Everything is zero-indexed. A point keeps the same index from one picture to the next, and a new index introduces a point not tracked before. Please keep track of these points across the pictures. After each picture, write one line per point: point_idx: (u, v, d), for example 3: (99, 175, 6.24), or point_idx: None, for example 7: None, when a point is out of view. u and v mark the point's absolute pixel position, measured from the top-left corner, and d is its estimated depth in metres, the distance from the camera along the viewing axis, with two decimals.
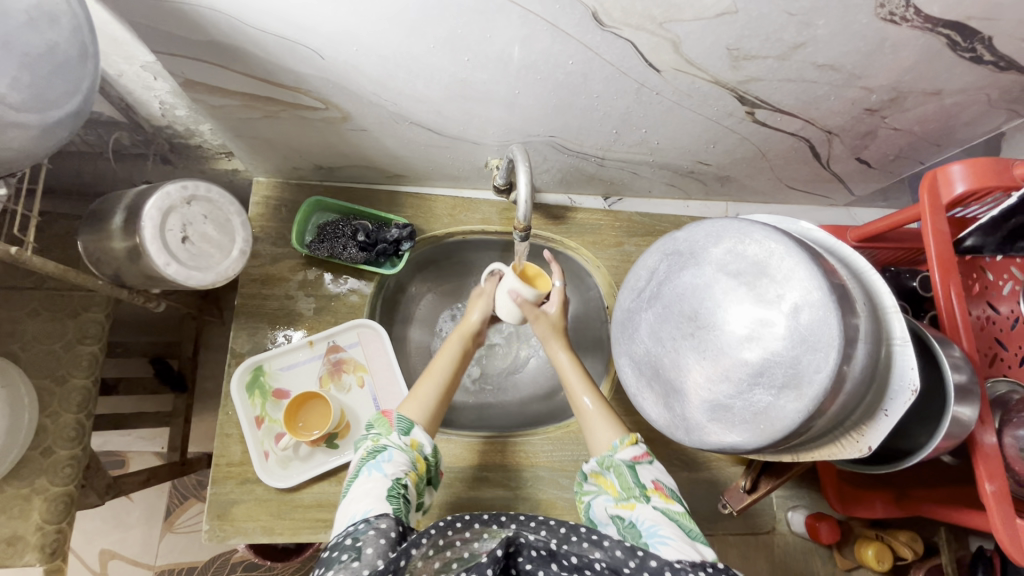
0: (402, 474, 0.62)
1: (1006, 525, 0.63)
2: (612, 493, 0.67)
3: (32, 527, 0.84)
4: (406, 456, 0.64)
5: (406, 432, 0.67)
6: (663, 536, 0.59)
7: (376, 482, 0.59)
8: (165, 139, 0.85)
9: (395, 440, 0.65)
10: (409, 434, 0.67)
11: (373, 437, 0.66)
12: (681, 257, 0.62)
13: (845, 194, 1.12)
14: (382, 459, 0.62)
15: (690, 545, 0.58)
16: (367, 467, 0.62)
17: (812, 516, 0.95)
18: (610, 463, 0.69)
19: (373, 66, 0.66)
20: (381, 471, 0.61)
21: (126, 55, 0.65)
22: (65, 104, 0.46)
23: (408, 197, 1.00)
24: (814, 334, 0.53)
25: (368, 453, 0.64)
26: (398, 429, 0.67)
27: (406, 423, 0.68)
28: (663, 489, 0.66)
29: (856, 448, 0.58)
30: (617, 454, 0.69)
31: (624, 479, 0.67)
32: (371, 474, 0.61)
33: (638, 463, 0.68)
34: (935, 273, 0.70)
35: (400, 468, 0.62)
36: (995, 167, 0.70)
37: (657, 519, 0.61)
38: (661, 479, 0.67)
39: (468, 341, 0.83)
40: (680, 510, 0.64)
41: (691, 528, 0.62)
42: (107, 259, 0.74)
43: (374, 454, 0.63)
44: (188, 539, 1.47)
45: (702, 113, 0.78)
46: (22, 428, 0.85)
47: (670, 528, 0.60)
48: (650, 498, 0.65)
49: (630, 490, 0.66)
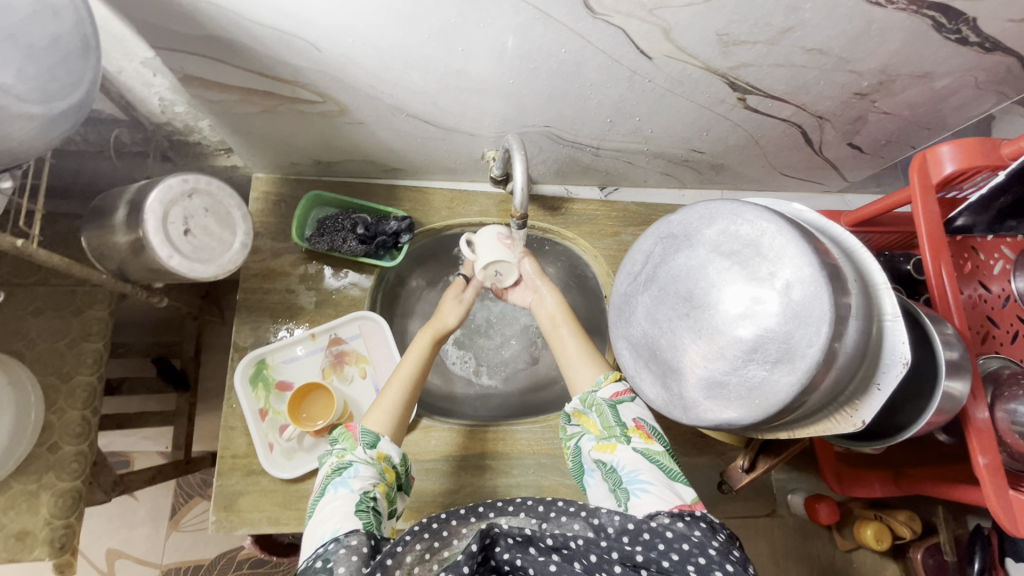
0: (370, 487, 0.62)
1: (1000, 499, 0.64)
2: (594, 432, 0.71)
3: (40, 523, 0.85)
4: (373, 468, 0.64)
5: (372, 445, 0.66)
6: (642, 482, 0.63)
7: (344, 500, 0.60)
8: (165, 136, 0.86)
9: (360, 454, 0.65)
10: (375, 447, 0.66)
11: (338, 452, 0.66)
12: (675, 240, 0.63)
13: (839, 181, 1.14)
14: (349, 474, 0.62)
15: (669, 488, 0.62)
16: (333, 484, 0.62)
17: (811, 498, 0.96)
18: (593, 401, 0.73)
19: (369, 57, 0.67)
20: (347, 487, 0.61)
21: (125, 52, 0.66)
22: (69, 95, 0.47)
23: (406, 190, 1.01)
24: (806, 308, 0.54)
25: (334, 469, 0.64)
26: (364, 442, 0.66)
27: (372, 436, 0.67)
28: (644, 428, 0.69)
29: (850, 423, 0.60)
30: (599, 392, 0.74)
31: (606, 418, 0.71)
32: (336, 492, 0.61)
33: (620, 401, 0.72)
34: (926, 252, 0.71)
35: (367, 482, 0.62)
36: (983, 147, 0.70)
37: (637, 464, 0.65)
38: (643, 418, 0.71)
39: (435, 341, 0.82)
40: (659, 449, 0.68)
41: (669, 468, 0.66)
42: (111, 254, 0.75)
43: (339, 471, 0.63)
44: (194, 537, 1.48)
45: (695, 100, 0.79)
46: (28, 425, 0.85)
47: (649, 472, 0.64)
48: (631, 439, 0.68)
49: (611, 429, 0.70)
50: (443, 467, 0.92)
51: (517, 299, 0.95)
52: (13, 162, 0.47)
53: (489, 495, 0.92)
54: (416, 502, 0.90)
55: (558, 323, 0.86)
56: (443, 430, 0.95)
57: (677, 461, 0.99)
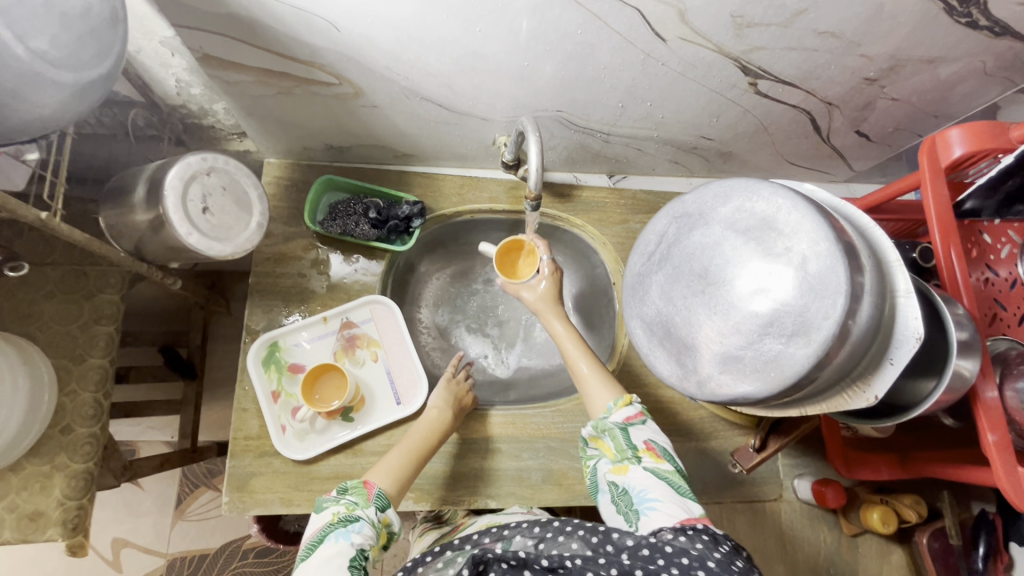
0: (367, 545, 0.65)
1: (1009, 476, 0.65)
2: (608, 456, 0.72)
3: (53, 504, 0.84)
4: (375, 530, 0.68)
5: (381, 509, 0.70)
6: (650, 501, 0.64)
7: (340, 550, 0.63)
8: (179, 120, 0.87)
9: (370, 513, 0.69)
10: (384, 511, 0.71)
11: (349, 504, 0.69)
12: (690, 219, 0.63)
13: (845, 170, 1.14)
14: (353, 528, 0.66)
15: (677, 505, 0.63)
16: (336, 533, 0.65)
17: (818, 482, 0.97)
18: (604, 426, 0.74)
19: (387, 38, 0.67)
20: (348, 540, 0.64)
21: (145, 30, 0.67)
22: (97, 66, 0.49)
23: (416, 176, 1.02)
24: (821, 281, 0.55)
25: (341, 518, 0.67)
26: (376, 504, 0.70)
27: (383, 500, 0.71)
28: (654, 449, 0.70)
29: (862, 398, 0.60)
30: (609, 417, 0.74)
31: (618, 442, 0.72)
32: (337, 541, 0.64)
33: (631, 425, 0.73)
34: (935, 234, 0.72)
35: (367, 540, 0.65)
36: (992, 130, 0.71)
37: (646, 483, 0.66)
38: (653, 439, 0.71)
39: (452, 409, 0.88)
40: (670, 468, 0.69)
41: (680, 486, 0.66)
42: (129, 233, 0.75)
43: (345, 521, 0.66)
44: (200, 526, 1.48)
45: (707, 84, 0.80)
46: (42, 405, 0.85)
47: (657, 490, 0.65)
48: (642, 459, 0.69)
49: (623, 452, 0.71)
50: (454, 450, 0.93)
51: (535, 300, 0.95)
52: (41, 132, 0.48)
53: (499, 478, 0.93)
54: (428, 484, 0.91)
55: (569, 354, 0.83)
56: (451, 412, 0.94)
57: (685, 446, 1.00)
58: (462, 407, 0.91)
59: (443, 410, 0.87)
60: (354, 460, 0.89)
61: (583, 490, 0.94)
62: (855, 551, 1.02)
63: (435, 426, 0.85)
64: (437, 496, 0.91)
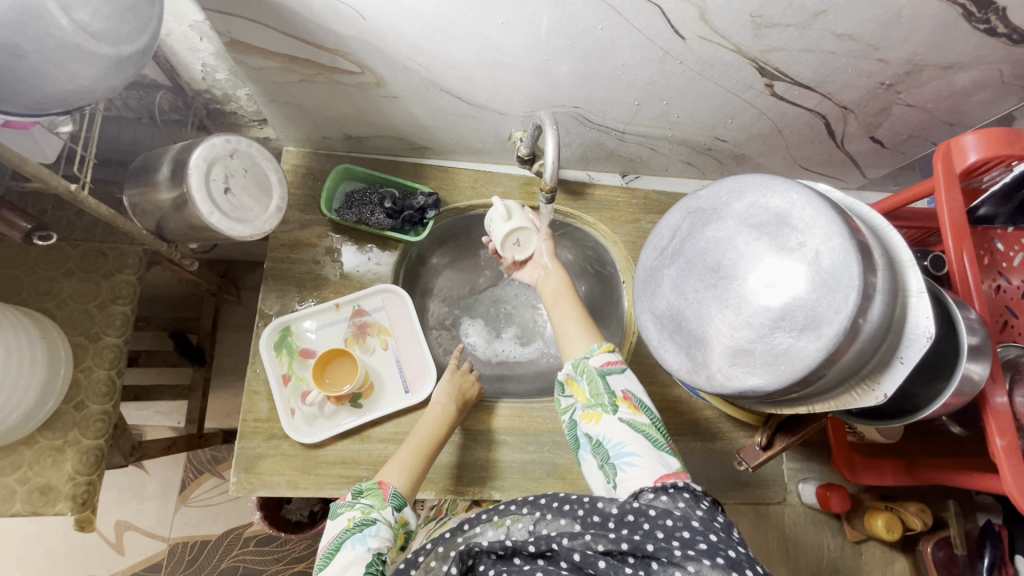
0: (384, 549, 0.66)
1: (1017, 482, 0.64)
2: (582, 401, 0.74)
3: (64, 478, 0.85)
4: (391, 531, 0.69)
5: (398, 508, 0.72)
6: (629, 456, 0.67)
7: (359, 557, 0.63)
8: (203, 105, 0.88)
9: (387, 514, 0.70)
10: (400, 510, 0.72)
11: (364, 506, 0.70)
12: (704, 214, 0.64)
13: (857, 177, 1.15)
14: (370, 532, 0.67)
15: (655, 459, 0.66)
16: (353, 539, 0.66)
17: (823, 487, 0.97)
18: (584, 369, 0.75)
19: (410, 27, 0.68)
20: (365, 545, 0.65)
21: (176, 14, 0.69)
22: (135, 41, 0.52)
23: (432, 170, 1.03)
24: (835, 277, 0.56)
25: (357, 522, 0.68)
26: (392, 504, 0.72)
27: (400, 499, 0.73)
28: (631, 399, 0.72)
29: (871, 397, 0.60)
30: (590, 359, 0.76)
31: (595, 386, 0.73)
32: (354, 547, 0.65)
33: (610, 370, 0.74)
34: (948, 239, 0.72)
35: (384, 543, 0.66)
36: (1008, 137, 0.72)
37: (623, 436, 0.69)
38: (631, 389, 0.73)
39: (458, 403, 0.89)
40: (645, 420, 0.71)
41: (656, 438, 0.69)
42: (151, 211, 0.78)
43: (361, 526, 0.67)
44: (202, 512, 1.48)
45: (724, 85, 0.81)
46: (57, 380, 0.85)
47: (635, 444, 0.68)
48: (618, 409, 0.71)
49: (599, 397, 0.72)
50: (459, 441, 0.94)
51: (524, 276, 0.94)
52: (81, 100, 0.52)
53: (503, 471, 0.93)
54: (433, 473, 0.91)
55: (559, 297, 0.87)
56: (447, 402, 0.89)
57: (691, 446, 1.00)
58: (467, 399, 0.91)
59: (444, 402, 0.88)
60: (361, 446, 0.89)
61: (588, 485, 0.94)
62: (858, 558, 1.01)
63: (442, 419, 0.85)
64: (442, 486, 0.91)
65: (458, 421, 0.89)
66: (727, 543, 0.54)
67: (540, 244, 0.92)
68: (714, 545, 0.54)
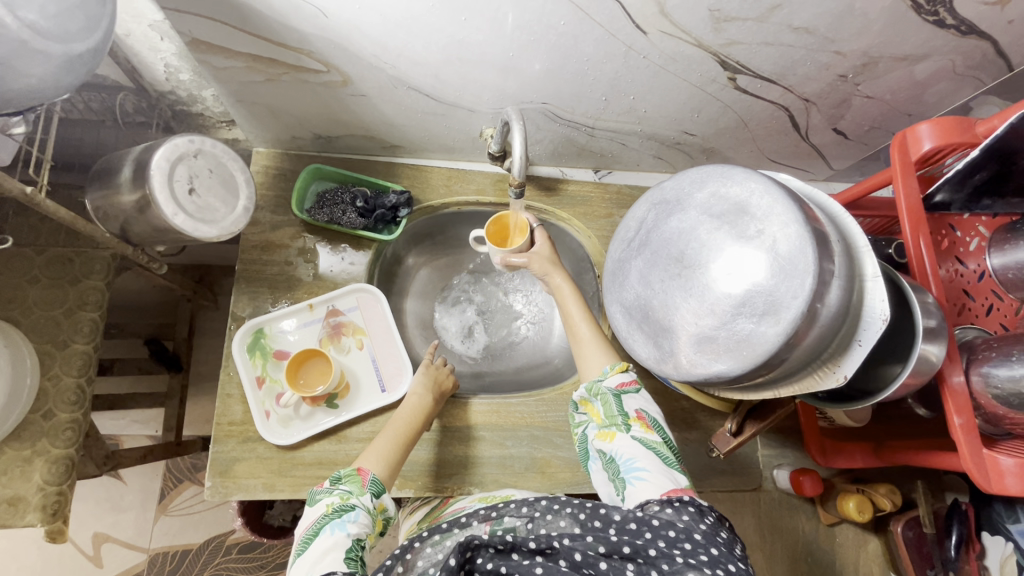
0: (363, 535, 0.66)
1: (974, 457, 0.67)
2: (596, 420, 0.75)
3: (33, 489, 0.83)
4: (370, 517, 0.69)
5: (376, 495, 0.72)
6: (638, 471, 0.67)
7: (338, 542, 0.63)
8: (168, 106, 0.87)
9: (366, 501, 0.70)
10: (378, 497, 0.72)
11: (343, 493, 0.70)
12: (667, 205, 0.65)
13: (824, 169, 1.17)
14: (348, 518, 0.67)
15: (664, 475, 0.67)
16: (332, 524, 0.65)
17: (796, 471, 0.99)
18: (598, 391, 0.76)
19: (374, 26, 0.69)
20: (344, 531, 0.65)
21: (134, 13, 0.68)
22: (87, 39, 0.52)
23: (404, 168, 1.03)
24: (792, 262, 0.57)
25: (335, 508, 0.68)
26: (371, 491, 0.72)
27: (378, 486, 0.73)
28: (645, 419, 0.73)
29: (833, 378, 0.62)
30: (603, 381, 0.77)
31: (609, 408, 0.74)
32: (333, 533, 0.64)
33: (624, 391, 0.75)
34: (906, 225, 0.74)
35: (363, 529, 0.66)
36: (960, 125, 0.74)
37: (633, 452, 0.70)
38: (645, 409, 0.74)
39: (438, 393, 0.90)
40: (657, 439, 0.72)
41: (667, 456, 0.70)
42: (115, 214, 0.77)
43: (340, 512, 0.67)
44: (183, 521, 1.46)
45: (688, 78, 0.82)
46: (23, 390, 0.83)
47: (645, 460, 0.69)
48: (631, 428, 0.72)
49: (613, 418, 0.74)
50: (436, 437, 0.94)
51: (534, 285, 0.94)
52: (30, 101, 0.51)
53: (482, 467, 0.94)
54: (411, 471, 0.91)
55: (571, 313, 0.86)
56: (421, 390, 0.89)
57: None
58: (443, 391, 0.91)
59: (424, 394, 0.88)
60: (338, 446, 0.89)
61: (566, 478, 0.95)
62: (833, 540, 1.05)
63: (418, 412, 0.86)
64: (421, 484, 0.91)
65: (435, 413, 0.90)
66: (727, 557, 0.55)
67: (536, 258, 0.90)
68: (714, 557, 0.55)
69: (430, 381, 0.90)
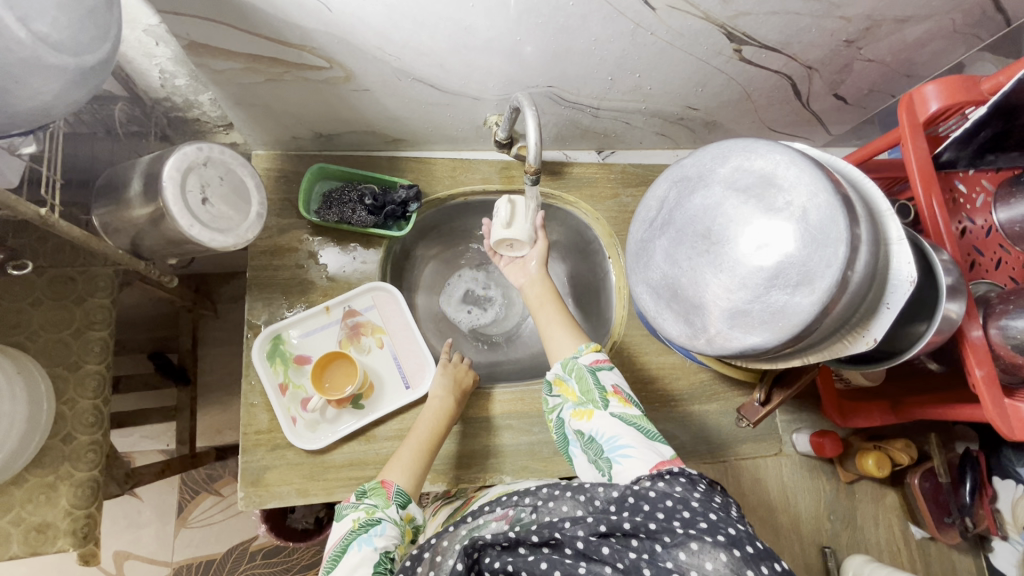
0: (391, 547, 0.66)
1: (996, 408, 0.69)
2: (573, 399, 0.75)
3: (61, 514, 0.81)
4: (398, 528, 0.69)
5: (402, 506, 0.73)
6: (623, 448, 0.68)
7: (366, 557, 0.63)
8: (162, 114, 0.84)
9: (391, 513, 0.71)
10: (404, 508, 0.73)
11: (369, 507, 0.70)
12: (690, 181, 0.64)
13: (823, 135, 1.18)
14: (375, 532, 0.66)
15: (647, 449, 0.68)
16: (359, 540, 0.65)
17: (816, 434, 1.01)
18: (573, 368, 0.77)
19: (378, 16, 0.67)
20: (371, 545, 0.65)
21: (128, 18, 0.65)
22: (96, 50, 0.50)
23: (407, 161, 1.01)
24: (823, 231, 0.58)
25: (362, 523, 0.67)
26: (396, 502, 0.72)
27: (403, 497, 0.74)
28: (621, 393, 0.74)
29: (862, 342, 0.63)
30: (579, 358, 0.78)
31: (585, 383, 0.75)
32: (360, 548, 0.64)
33: (599, 367, 0.76)
34: (918, 186, 0.75)
35: (390, 541, 0.66)
36: (965, 84, 0.76)
37: (615, 430, 0.70)
38: (621, 383, 0.75)
39: (460, 395, 0.89)
40: (636, 412, 0.73)
41: (647, 429, 0.71)
42: (124, 229, 0.75)
43: (366, 527, 0.67)
44: (204, 532, 1.45)
45: (695, 53, 0.82)
46: (40, 416, 0.81)
47: (627, 436, 0.70)
48: (609, 404, 0.73)
49: (590, 394, 0.74)
50: (463, 430, 0.94)
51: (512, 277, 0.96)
52: (41, 119, 0.49)
53: (509, 455, 0.94)
54: (440, 464, 0.92)
55: (544, 302, 0.89)
56: (439, 390, 0.89)
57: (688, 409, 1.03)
58: (464, 389, 0.91)
59: (445, 396, 0.88)
60: (367, 446, 0.89)
61: None
62: (852, 497, 1.06)
63: (441, 415, 0.85)
64: (450, 476, 0.92)
65: (457, 412, 0.89)
66: (726, 521, 0.56)
67: (533, 250, 0.94)
68: (714, 523, 0.55)
69: (451, 383, 0.90)
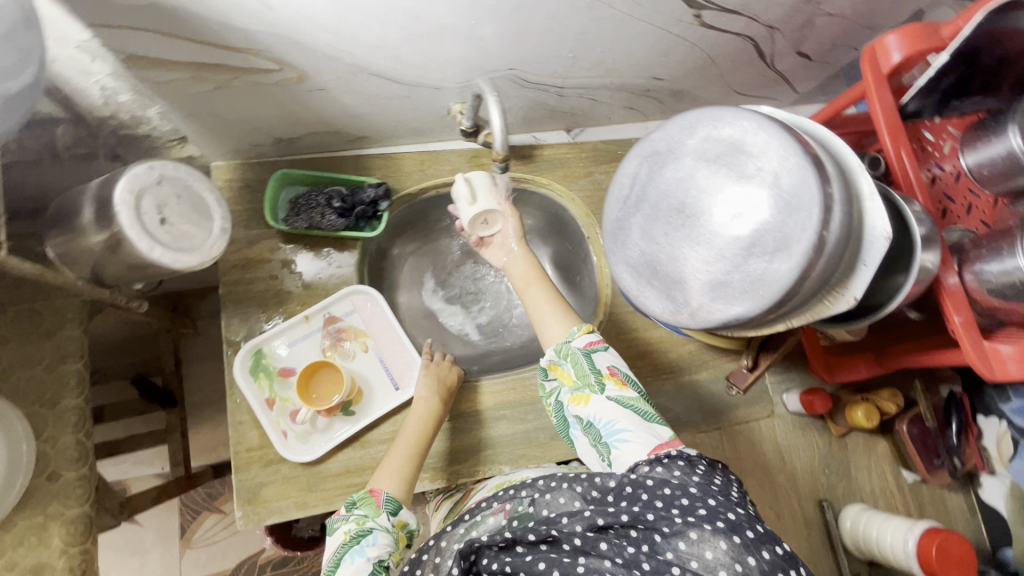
0: (385, 555, 0.66)
1: (976, 352, 0.70)
2: (568, 383, 0.75)
3: (55, 553, 0.79)
4: (391, 536, 0.69)
5: (393, 513, 0.72)
6: (621, 433, 0.69)
7: (360, 569, 0.63)
8: (111, 133, 0.77)
9: (383, 521, 0.70)
10: (396, 514, 0.72)
11: (359, 518, 0.69)
12: (660, 155, 0.63)
13: (790, 94, 1.17)
14: (367, 542, 0.66)
15: (645, 431, 0.68)
16: (351, 552, 0.65)
17: (806, 393, 1.03)
18: (568, 352, 0.75)
19: (323, 12, 0.64)
20: (364, 556, 0.65)
21: (56, 35, 0.59)
22: (20, 74, 0.47)
23: (374, 158, 0.99)
24: (796, 195, 0.58)
25: (353, 535, 0.67)
26: (386, 510, 0.72)
27: (394, 503, 0.73)
28: (618, 374, 0.73)
29: (844, 301, 0.63)
30: (573, 342, 0.76)
31: (580, 367, 0.74)
32: (353, 560, 0.64)
33: (594, 349, 0.75)
34: (885, 137, 0.75)
35: (384, 549, 0.66)
36: (924, 33, 0.76)
37: (614, 415, 0.70)
38: (617, 364, 0.74)
39: (445, 392, 0.88)
40: (633, 394, 0.72)
41: (645, 411, 0.71)
42: (84, 257, 0.72)
43: (357, 538, 0.66)
44: (210, 550, 1.44)
45: (655, 22, 0.80)
46: (21, 459, 0.78)
47: (625, 420, 0.70)
48: (605, 387, 0.72)
49: (586, 378, 0.73)
50: (457, 424, 0.94)
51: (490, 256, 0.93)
52: None
53: (506, 445, 0.94)
54: (438, 462, 0.92)
55: (530, 281, 0.87)
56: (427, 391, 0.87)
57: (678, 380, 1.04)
58: (450, 387, 0.90)
59: (431, 394, 0.87)
60: (362, 451, 0.88)
61: None
62: (846, 450, 1.08)
63: (426, 416, 0.84)
64: (449, 472, 0.92)
65: (444, 411, 0.88)
66: (726, 506, 0.56)
67: (507, 223, 0.91)
68: (713, 508, 0.55)
69: (436, 381, 0.89)
